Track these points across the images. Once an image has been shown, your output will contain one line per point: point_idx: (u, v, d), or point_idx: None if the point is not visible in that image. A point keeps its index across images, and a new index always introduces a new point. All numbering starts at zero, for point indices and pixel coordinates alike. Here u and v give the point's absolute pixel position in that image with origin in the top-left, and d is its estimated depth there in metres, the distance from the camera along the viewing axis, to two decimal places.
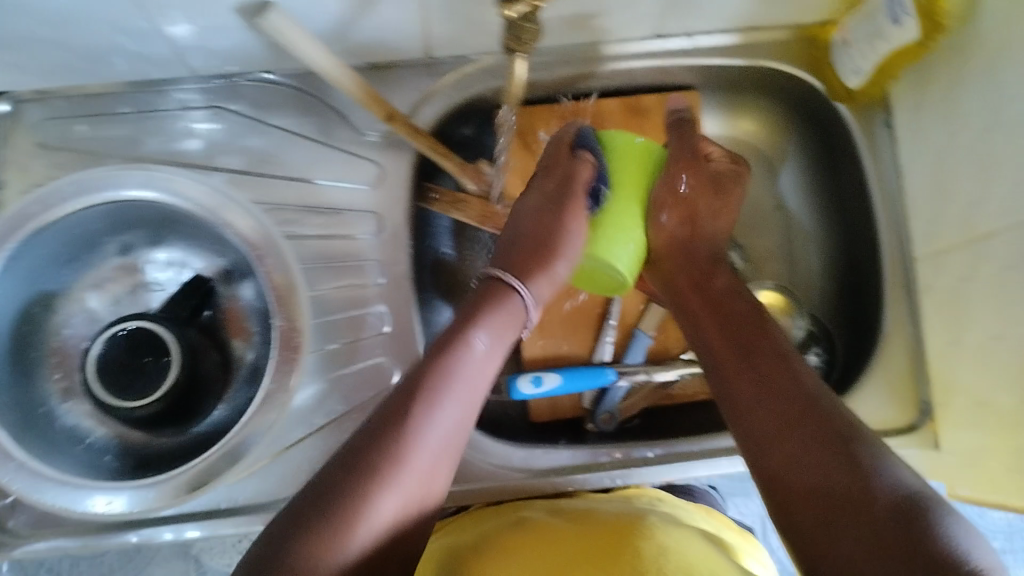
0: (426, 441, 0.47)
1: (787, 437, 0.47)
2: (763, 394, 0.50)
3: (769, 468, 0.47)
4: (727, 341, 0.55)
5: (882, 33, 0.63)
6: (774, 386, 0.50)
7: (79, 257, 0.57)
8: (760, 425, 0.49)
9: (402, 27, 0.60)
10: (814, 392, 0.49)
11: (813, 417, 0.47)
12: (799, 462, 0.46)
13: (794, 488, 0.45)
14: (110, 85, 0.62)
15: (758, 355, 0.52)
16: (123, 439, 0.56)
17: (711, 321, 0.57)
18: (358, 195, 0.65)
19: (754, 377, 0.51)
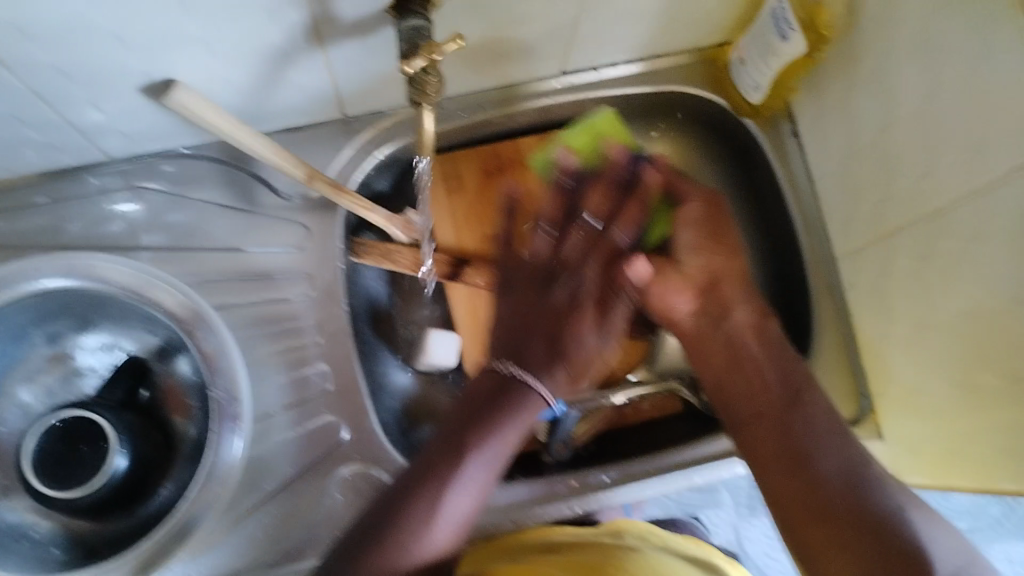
0: (465, 481, 0.51)
1: (772, 430, 0.56)
2: (753, 389, 0.59)
3: (755, 450, 0.56)
4: (714, 360, 0.61)
5: (773, 49, 0.66)
6: (769, 389, 0.58)
7: (7, 351, 0.56)
8: (752, 416, 0.57)
9: (311, 90, 0.61)
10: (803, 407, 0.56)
11: (800, 416, 0.56)
12: (779, 449, 0.55)
13: (775, 467, 0.55)
14: (26, 176, 0.62)
15: (747, 370, 0.59)
16: (69, 528, 0.55)
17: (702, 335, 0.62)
18: (288, 258, 0.66)
19: (752, 374, 0.59)
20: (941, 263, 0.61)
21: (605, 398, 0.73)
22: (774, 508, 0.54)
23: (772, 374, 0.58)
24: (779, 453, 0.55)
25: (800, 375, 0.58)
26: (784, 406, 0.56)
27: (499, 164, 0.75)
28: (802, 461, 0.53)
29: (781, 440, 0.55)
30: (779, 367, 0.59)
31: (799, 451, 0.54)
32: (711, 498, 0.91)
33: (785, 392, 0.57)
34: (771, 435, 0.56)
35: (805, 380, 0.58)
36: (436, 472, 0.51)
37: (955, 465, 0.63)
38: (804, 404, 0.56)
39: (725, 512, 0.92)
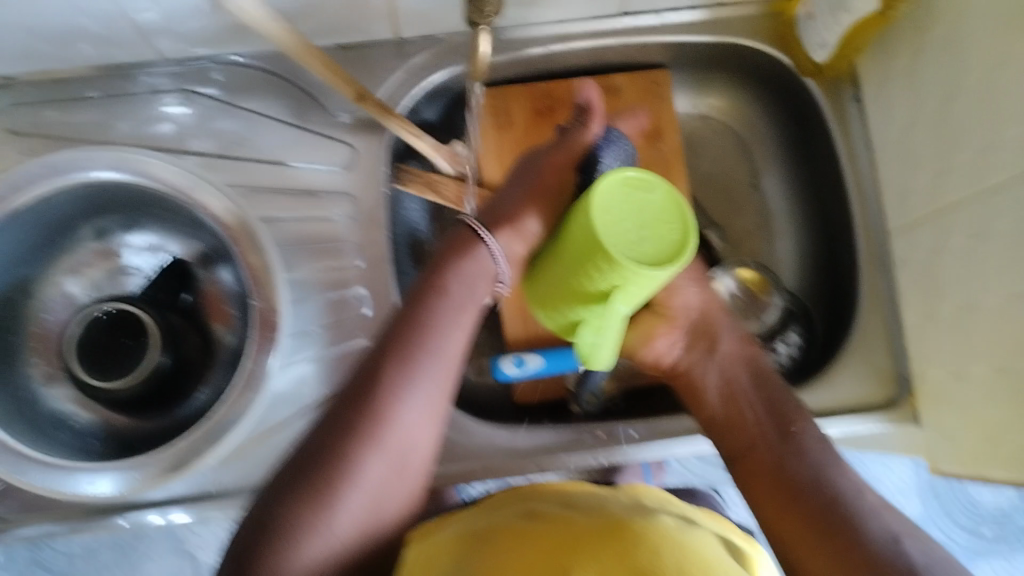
0: (426, 384, 0.52)
1: (770, 458, 0.56)
2: (745, 427, 0.58)
3: (758, 489, 0.55)
4: (717, 404, 0.60)
5: (845, 3, 0.64)
6: (764, 419, 0.58)
7: (55, 240, 0.57)
8: (743, 449, 0.57)
9: (370, 7, 0.61)
10: (790, 425, 0.57)
11: (791, 440, 0.56)
12: (777, 483, 0.54)
13: (775, 510, 0.54)
14: (80, 69, 0.62)
15: (743, 412, 0.58)
16: (110, 424, 0.56)
17: (700, 391, 0.61)
18: (334, 176, 0.65)
19: (744, 413, 0.58)
20: (994, 242, 0.59)
21: None
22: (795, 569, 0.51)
23: (761, 410, 0.58)
24: (778, 491, 0.55)
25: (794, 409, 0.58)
26: (774, 436, 0.57)
27: (551, 105, 0.73)
28: (796, 490, 0.53)
29: (779, 467, 0.55)
30: (771, 406, 0.58)
31: (805, 484, 0.54)
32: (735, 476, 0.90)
33: (777, 425, 0.57)
34: (765, 467, 0.56)
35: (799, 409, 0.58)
36: (408, 332, 0.53)
37: (988, 453, 0.62)
38: (785, 425, 0.57)
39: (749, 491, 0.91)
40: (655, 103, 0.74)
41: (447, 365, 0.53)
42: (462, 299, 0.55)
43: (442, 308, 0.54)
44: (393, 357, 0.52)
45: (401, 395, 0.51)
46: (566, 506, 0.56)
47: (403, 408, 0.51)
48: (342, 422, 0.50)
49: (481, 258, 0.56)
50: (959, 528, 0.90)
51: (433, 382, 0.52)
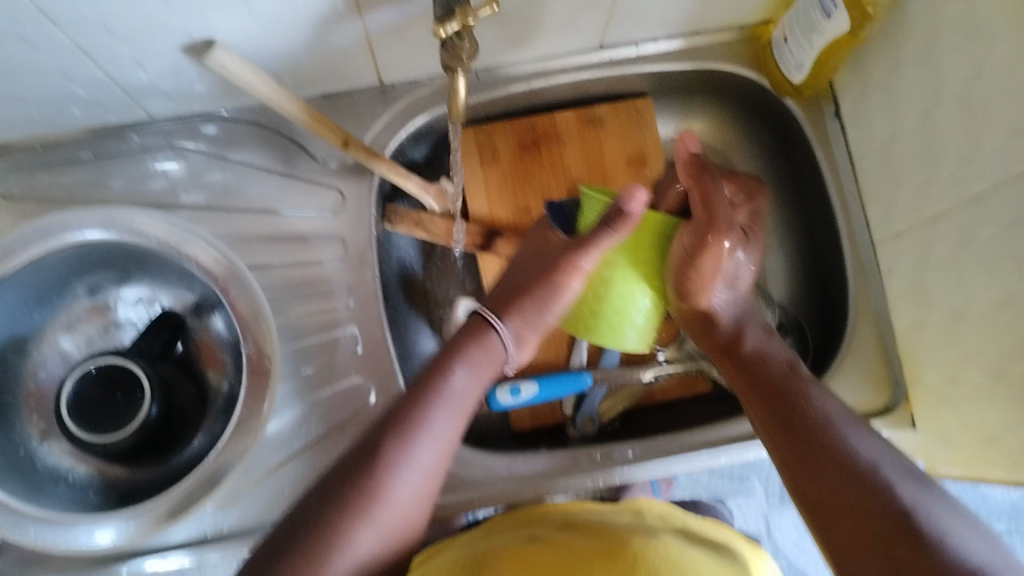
0: (417, 459, 0.51)
1: (842, 480, 0.48)
2: (774, 385, 0.56)
3: (807, 500, 0.50)
4: (742, 361, 0.59)
5: (816, 26, 0.65)
6: (791, 415, 0.53)
7: (49, 299, 0.58)
8: (782, 459, 0.52)
9: (351, 59, 0.62)
10: (829, 414, 0.53)
11: (819, 428, 0.52)
12: (814, 451, 0.51)
13: (824, 522, 0.49)
14: (72, 134, 0.64)
15: (770, 369, 0.57)
16: (105, 474, 0.57)
17: (726, 353, 0.61)
18: (321, 222, 0.67)
19: (744, 389, 0.58)
20: (980, 249, 0.59)
21: (635, 373, 0.73)
22: (800, 501, 0.51)
23: (768, 392, 0.56)
24: (857, 521, 0.47)
25: (794, 378, 0.56)
26: (835, 457, 0.50)
27: (535, 139, 0.74)
28: (820, 452, 0.50)
29: (842, 483, 0.48)
30: (789, 372, 0.57)
31: (865, 490, 0.47)
32: (741, 486, 0.89)
33: (791, 388, 0.55)
34: (800, 469, 0.51)
35: (805, 384, 0.56)
36: (397, 416, 0.52)
37: (985, 452, 0.62)
38: (804, 406, 0.53)
39: (756, 501, 0.90)
40: (636, 129, 0.75)
41: (451, 409, 0.54)
42: (456, 405, 0.55)
43: (438, 380, 0.55)
44: (390, 424, 0.52)
45: (406, 452, 0.51)
46: (564, 524, 0.58)
47: (400, 467, 0.50)
48: (334, 488, 0.49)
49: (495, 344, 0.59)
50: (972, 525, 0.90)
51: (432, 437, 0.52)
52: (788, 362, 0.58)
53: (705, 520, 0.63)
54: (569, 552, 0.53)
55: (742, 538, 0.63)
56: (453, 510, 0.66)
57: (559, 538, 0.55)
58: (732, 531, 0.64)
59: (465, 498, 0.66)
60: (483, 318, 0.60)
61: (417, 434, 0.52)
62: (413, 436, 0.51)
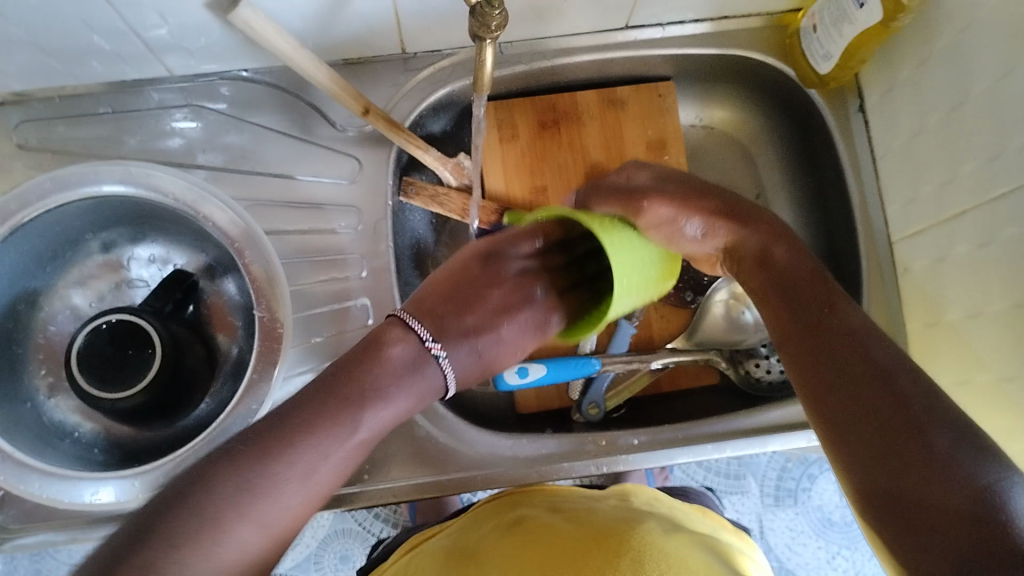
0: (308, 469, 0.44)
1: (880, 404, 0.42)
2: (796, 292, 0.50)
3: (820, 411, 0.45)
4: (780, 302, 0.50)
5: (847, 16, 0.64)
6: (812, 317, 0.48)
7: (62, 254, 0.58)
8: (815, 384, 0.46)
9: (375, 24, 0.61)
10: (858, 333, 0.46)
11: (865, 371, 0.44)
12: (875, 405, 0.42)
13: (838, 425, 0.44)
14: (90, 86, 0.64)
15: (794, 285, 0.50)
16: (111, 432, 0.57)
17: (758, 281, 0.52)
18: (337, 189, 0.66)
19: (774, 316, 0.50)
20: (998, 251, 0.58)
21: (644, 362, 0.72)
22: (812, 405, 0.46)
23: (799, 306, 0.49)
24: (872, 431, 0.42)
25: (821, 284, 0.50)
26: (871, 378, 0.43)
27: (555, 117, 0.73)
28: (843, 375, 0.44)
29: (888, 415, 0.42)
30: (795, 295, 0.50)
31: (903, 416, 0.41)
32: (736, 484, 0.90)
33: (807, 305, 0.49)
34: (838, 412, 0.44)
35: (833, 300, 0.48)
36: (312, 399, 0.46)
37: None
38: (829, 317, 0.48)
39: (750, 500, 0.90)
40: (657, 113, 0.74)
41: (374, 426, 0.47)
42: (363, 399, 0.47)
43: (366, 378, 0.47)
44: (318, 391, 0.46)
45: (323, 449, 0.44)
46: (552, 512, 0.57)
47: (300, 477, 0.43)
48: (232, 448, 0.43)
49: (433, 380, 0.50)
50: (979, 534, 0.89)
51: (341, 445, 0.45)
52: (814, 266, 0.51)
53: (690, 508, 0.63)
54: (557, 537, 0.52)
55: (727, 529, 0.62)
56: (454, 487, 0.66)
57: (544, 524, 0.54)
58: (716, 521, 0.63)
59: (467, 476, 0.66)
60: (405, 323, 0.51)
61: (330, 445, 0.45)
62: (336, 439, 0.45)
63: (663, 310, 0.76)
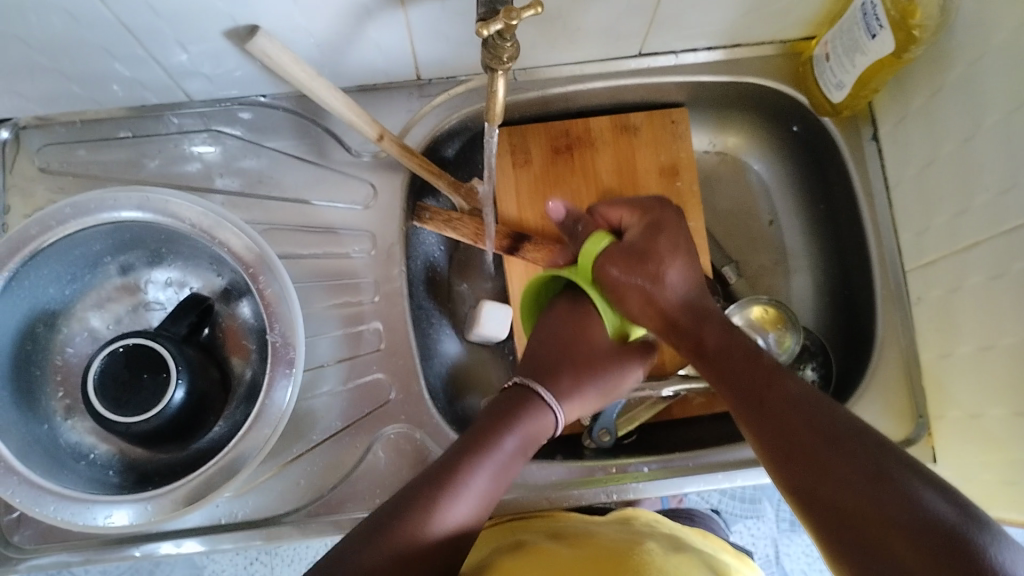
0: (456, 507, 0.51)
1: (837, 461, 0.44)
2: (747, 358, 0.52)
3: (783, 480, 0.46)
4: (731, 386, 0.51)
5: (860, 46, 0.64)
6: (762, 383, 0.50)
7: (80, 276, 0.59)
8: (777, 450, 0.47)
9: (389, 52, 0.62)
10: (804, 397, 0.48)
11: (818, 421, 0.46)
12: (832, 453, 0.44)
13: (805, 493, 0.45)
14: (111, 111, 0.65)
15: (733, 359, 0.52)
16: (125, 453, 0.58)
17: (708, 362, 0.54)
18: (351, 214, 0.67)
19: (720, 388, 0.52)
20: (1011, 282, 0.58)
21: (652, 390, 0.71)
22: (772, 466, 0.47)
23: (735, 366, 0.52)
24: (837, 493, 0.43)
25: (761, 363, 0.51)
26: (826, 435, 0.45)
27: (568, 144, 0.74)
28: (796, 434, 0.46)
29: (846, 464, 0.43)
30: (731, 365, 0.52)
31: (863, 460, 0.43)
32: (751, 508, 0.88)
33: (760, 374, 0.50)
34: (797, 470, 0.45)
35: (773, 364, 0.51)
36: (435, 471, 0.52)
37: (1003, 492, 0.61)
38: (779, 387, 0.49)
39: (766, 524, 0.89)
40: (671, 141, 0.74)
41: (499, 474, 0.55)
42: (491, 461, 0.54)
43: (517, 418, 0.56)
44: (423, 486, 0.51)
45: (452, 497, 0.51)
46: (552, 536, 0.57)
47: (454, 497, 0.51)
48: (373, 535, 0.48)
49: (545, 419, 0.57)
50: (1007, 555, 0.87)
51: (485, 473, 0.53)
52: (750, 345, 0.54)
53: (696, 531, 0.62)
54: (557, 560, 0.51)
55: (730, 550, 0.61)
56: None
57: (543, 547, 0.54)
58: (721, 543, 0.62)
59: None
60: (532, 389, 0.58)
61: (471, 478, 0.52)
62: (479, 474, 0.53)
63: None
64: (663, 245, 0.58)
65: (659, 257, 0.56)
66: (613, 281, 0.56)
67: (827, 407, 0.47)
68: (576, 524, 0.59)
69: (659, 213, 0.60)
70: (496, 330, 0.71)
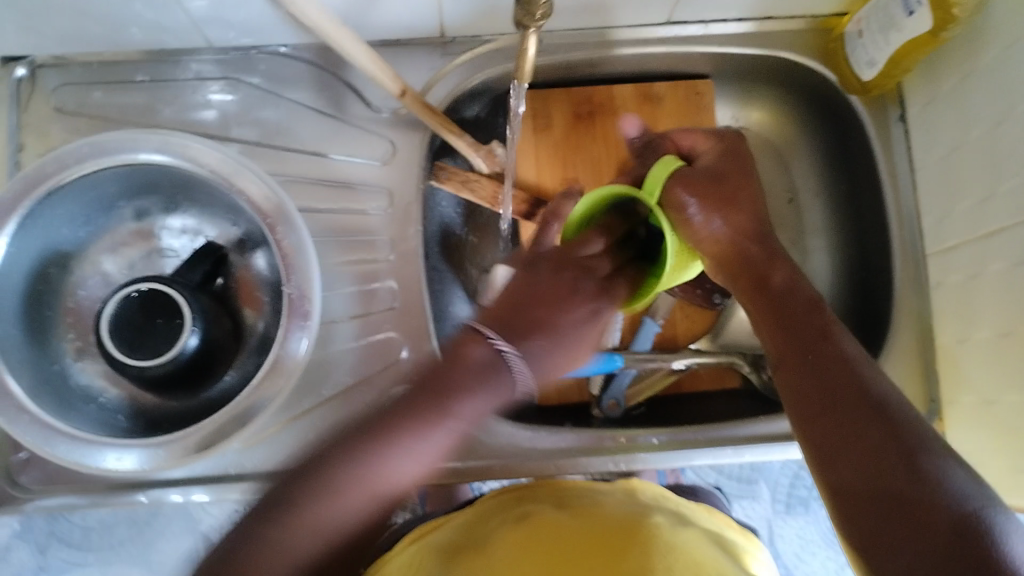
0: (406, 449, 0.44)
1: (875, 434, 0.43)
2: (799, 306, 0.50)
3: (811, 434, 0.45)
4: (779, 330, 0.50)
5: (896, 22, 0.63)
6: (814, 335, 0.48)
7: (95, 218, 0.58)
8: (815, 407, 0.46)
9: (415, 7, 0.61)
10: (852, 358, 0.47)
11: (861, 387, 0.45)
12: (872, 424, 0.44)
13: (829, 454, 0.44)
14: (130, 54, 0.64)
15: (783, 301, 0.50)
16: (134, 400, 0.58)
17: (753, 298, 0.51)
18: (370, 170, 0.66)
19: (765, 326, 0.50)
20: None
21: (664, 362, 0.71)
22: (800, 420, 0.47)
23: (787, 309, 0.50)
24: (861, 462, 0.43)
25: (816, 311, 0.50)
26: (868, 405, 0.44)
27: (590, 110, 0.73)
28: (838, 396, 0.45)
29: (883, 439, 0.43)
30: (780, 306, 0.50)
31: (901, 439, 0.43)
32: (748, 488, 0.88)
33: (809, 323, 0.49)
34: (833, 430, 0.44)
35: (828, 314, 0.50)
36: (377, 420, 0.44)
37: (1013, 477, 0.61)
38: (828, 342, 0.48)
39: (761, 505, 0.88)
40: (695, 111, 0.73)
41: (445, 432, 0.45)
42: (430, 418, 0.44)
43: (467, 386, 0.45)
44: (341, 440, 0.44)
45: (407, 442, 0.44)
46: (560, 502, 0.57)
47: (399, 452, 0.43)
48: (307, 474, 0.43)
49: (502, 381, 0.46)
50: None
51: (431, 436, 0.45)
52: (810, 292, 0.51)
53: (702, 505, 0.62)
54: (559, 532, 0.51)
55: (733, 525, 0.61)
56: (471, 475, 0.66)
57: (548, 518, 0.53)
58: (727, 521, 0.62)
59: (484, 466, 0.66)
60: (477, 329, 0.47)
61: (416, 437, 0.44)
62: (435, 423, 0.45)
63: (689, 310, 0.75)
64: (741, 204, 0.52)
65: (733, 202, 0.52)
66: (680, 208, 0.51)
67: (873, 373, 0.46)
68: (582, 494, 0.59)
69: (733, 143, 0.56)
70: (510, 293, 0.70)
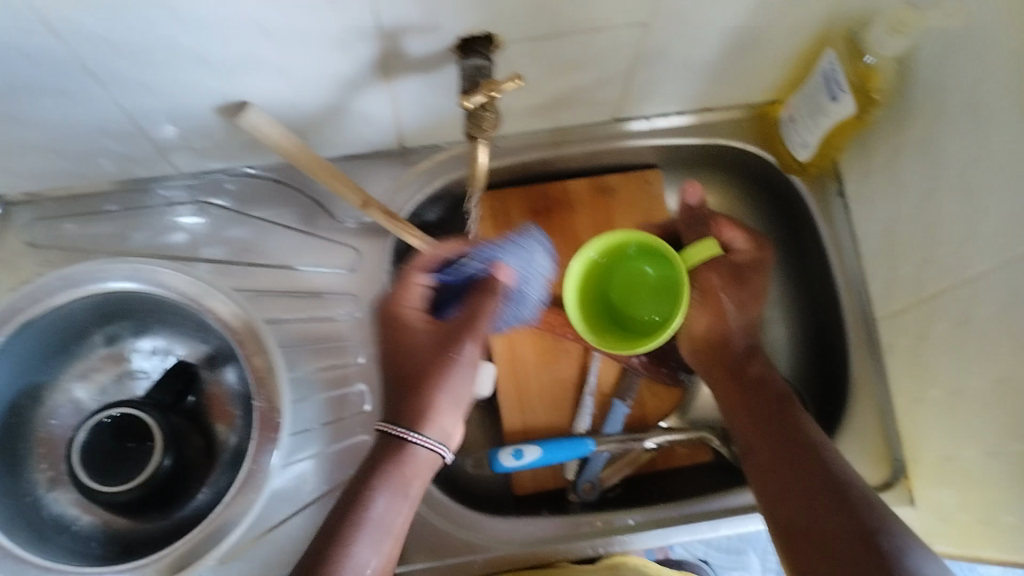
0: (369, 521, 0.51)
1: (842, 522, 0.51)
2: (766, 404, 0.60)
3: (782, 514, 0.54)
4: (754, 422, 0.60)
5: (823, 108, 0.67)
6: (783, 426, 0.58)
7: (67, 348, 0.60)
8: (786, 492, 0.54)
9: (372, 123, 0.64)
10: (820, 454, 0.55)
11: (834, 486, 0.53)
12: (840, 514, 0.51)
13: (796, 533, 0.52)
14: (98, 186, 0.66)
15: (759, 400, 0.61)
16: (109, 526, 0.57)
17: (738, 394, 0.62)
18: (337, 279, 0.68)
19: (736, 413, 0.61)
20: (974, 332, 0.60)
21: (636, 441, 0.72)
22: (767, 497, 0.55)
23: (760, 406, 0.60)
24: (832, 536, 0.50)
25: (783, 401, 0.60)
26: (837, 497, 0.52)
27: (546, 205, 0.76)
28: (811, 486, 0.53)
29: (848, 526, 0.50)
30: (751, 404, 0.61)
31: (862, 526, 0.50)
32: None
33: (775, 417, 0.59)
34: (808, 518, 0.52)
35: (794, 408, 0.60)
36: (340, 509, 0.52)
37: (980, 532, 0.62)
38: (799, 437, 0.57)
39: None
40: (646, 201, 0.76)
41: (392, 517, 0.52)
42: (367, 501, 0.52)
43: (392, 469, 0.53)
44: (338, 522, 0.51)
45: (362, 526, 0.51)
46: None
47: (360, 528, 0.51)
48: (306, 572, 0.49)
49: (421, 460, 0.53)
50: None
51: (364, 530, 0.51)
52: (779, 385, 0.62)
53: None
54: None
55: None
56: (454, 573, 0.66)
57: None
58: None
59: (466, 562, 0.66)
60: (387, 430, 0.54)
61: (365, 527, 0.51)
62: (379, 500, 0.52)
63: (657, 388, 0.75)
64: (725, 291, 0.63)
65: (750, 290, 0.64)
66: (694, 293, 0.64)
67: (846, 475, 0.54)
68: None
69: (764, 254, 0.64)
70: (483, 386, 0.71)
